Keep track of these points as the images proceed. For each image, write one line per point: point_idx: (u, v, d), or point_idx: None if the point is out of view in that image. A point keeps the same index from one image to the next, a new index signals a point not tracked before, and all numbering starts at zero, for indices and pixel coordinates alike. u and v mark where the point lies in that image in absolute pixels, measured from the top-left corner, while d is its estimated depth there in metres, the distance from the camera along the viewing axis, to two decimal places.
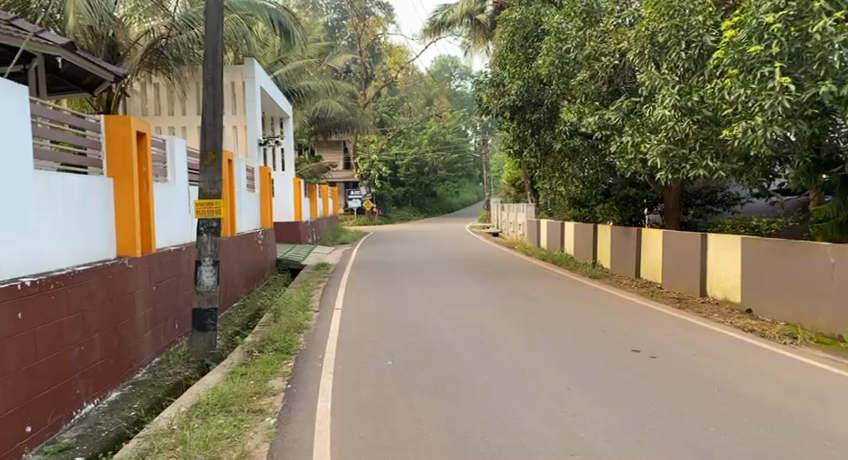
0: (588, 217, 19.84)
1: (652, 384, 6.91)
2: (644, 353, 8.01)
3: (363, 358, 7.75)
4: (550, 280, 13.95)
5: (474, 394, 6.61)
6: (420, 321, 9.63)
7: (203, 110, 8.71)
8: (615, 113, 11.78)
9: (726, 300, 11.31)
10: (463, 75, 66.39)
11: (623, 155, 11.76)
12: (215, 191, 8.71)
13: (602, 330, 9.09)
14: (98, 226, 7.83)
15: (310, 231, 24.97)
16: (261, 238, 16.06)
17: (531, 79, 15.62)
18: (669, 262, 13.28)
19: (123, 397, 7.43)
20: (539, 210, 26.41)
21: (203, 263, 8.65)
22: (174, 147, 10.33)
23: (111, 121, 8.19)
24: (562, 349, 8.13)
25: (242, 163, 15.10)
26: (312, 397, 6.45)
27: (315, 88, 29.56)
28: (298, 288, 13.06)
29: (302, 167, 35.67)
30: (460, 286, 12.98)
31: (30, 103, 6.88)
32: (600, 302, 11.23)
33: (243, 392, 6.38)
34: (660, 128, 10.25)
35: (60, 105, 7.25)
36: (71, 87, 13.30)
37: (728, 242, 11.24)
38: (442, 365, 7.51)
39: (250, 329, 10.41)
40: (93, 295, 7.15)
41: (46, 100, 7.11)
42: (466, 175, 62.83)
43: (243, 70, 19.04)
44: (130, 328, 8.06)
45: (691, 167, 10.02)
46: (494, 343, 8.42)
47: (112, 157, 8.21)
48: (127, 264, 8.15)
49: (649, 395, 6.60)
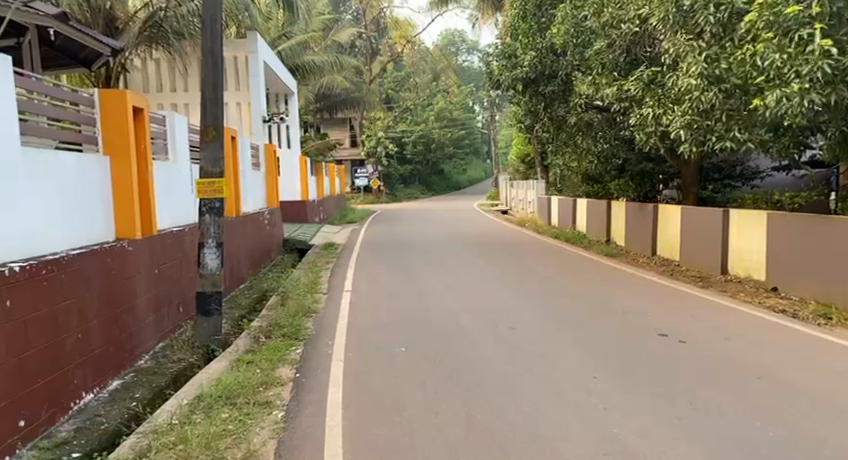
0: (601, 193, 19.39)
1: (684, 370, 6.50)
2: (671, 337, 7.59)
3: (375, 345, 7.36)
4: (566, 260, 13.54)
5: (495, 383, 6.21)
6: (433, 304, 9.24)
7: (203, 83, 8.21)
8: (634, 84, 11.29)
9: (748, 278, 10.90)
10: (470, 49, 65.26)
11: (643, 128, 11.34)
12: (217, 169, 8.27)
13: (625, 312, 8.69)
14: (95, 207, 7.42)
15: (317, 211, 24.63)
16: (268, 217, 15.72)
17: (544, 50, 15.07)
18: (687, 240, 12.82)
19: (124, 386, 7.03)
20: (549, 187, 25.95)
21: (206, 245, 8.25)
22: (174, 125, 9.92)
23: (106, 95, 7.78)
24: (585, 334, 7.72)
25: (246, 140, 14.70)
26: (321, 387, 6.05)
27: (319, 63, 28.98)
28: (305, 269, 12.71)
29: (307, 144, 35.22)
30: (473, 267, 12.59)
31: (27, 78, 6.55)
32: (620, 283, 10.78)
33: (250, 381, 6.01)
34: (684, 98, 9.85)
35: (59, 80, 6.88)
36: (68, 62, 12.90)
37: (752, 218, 10.76)
38: (458, 351, 7.13)
39: (257, 313, 10.05)
40: (90, 279, 6.75)
41: (44, 76, 6.75)
42: (474, 152, 62.22)
43: (246, 45, 18.47)
44: (131, 313, 7.68)
45: (716, 139, 9.68)
46: (512, 328, 8.02)
47: (109, 133, 7.79)
48: (127, 247, 7.77)
49: (682, 383, 6.18)
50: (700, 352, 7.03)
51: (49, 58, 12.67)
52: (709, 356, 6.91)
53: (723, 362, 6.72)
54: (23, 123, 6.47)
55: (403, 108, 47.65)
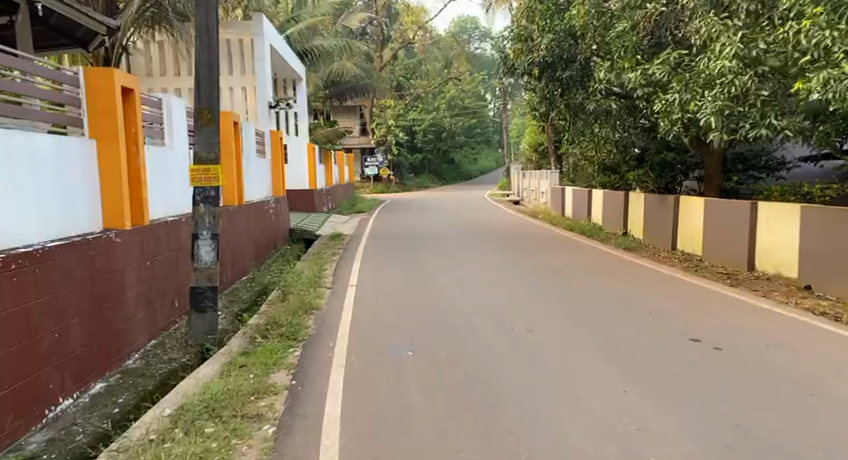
0: (619, 183, 18.74)
1: (721, 383, 5.86)
2: (704, 343, 6.93)
3: (380, 347, 6.77)
4: (583, 254, 12.91)
5: (513, 396, 5.60)
6: (443, 302, 8.64)
7: (196, 62, 7.63)
8: (660, 68, 10.68)
9: (779, 275, 10.23)
10: (483, 36, 64.24)
11: (667, 114, 10.62)
12: (211, 155, 7.68)
13: (650, 314, 8.04)
14: (75, 193, 6.82)
15: (325, 200, 24.04)
16: (272, 207, 15.12)
17: (562, 32, 14.28)
18: (710, 235, 12.12)
19: (107, 389, 6.44)
20: (562, 176, 25.17)
21: (200, 236, 7.67)
22: (171, 107, 9.33)
23: (90, 78, 7.19)
24: (608, 338, 7.09)
25: (250, 127, 14.08)
26: (318, 399, 5.47)
27: (329, 48, 28.26)
28: (309, 261, 12.13)
29: (316, 131, 34.61)
30: (485, 261, 11.97)
31: (25, 60, 6.40)
32: (642, 280, 10.15)
33: (240, 390, 5.46)
34: (715, 82, 9.18)
35: (59, 64, 6.69)
36: (65, 42, 12.34)
37: (785, 213, 10.06)
38: (470, 356, 6.53)
39: (257, 308, 9.47)
40: (70, 274, 6.18)
41: (45, 58, 6.59)
42: (484, 142, 61.43)
43: (251, 27, 17.90)
44: (118, 309, 7.07)
45: (751, 126, 9.00)
46: (528, 330, 7.40)
47: (93, 113, 7.17)
48: (114, 237, 7.16)
49: (721, 400, 5.53)
50: (738, 362, 6.36)
51: (44, 38, 12.13)
52: (749, 366, 6.26)
53: (765, 374, 6.06)
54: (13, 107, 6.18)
55: (413, 96, 46.88)
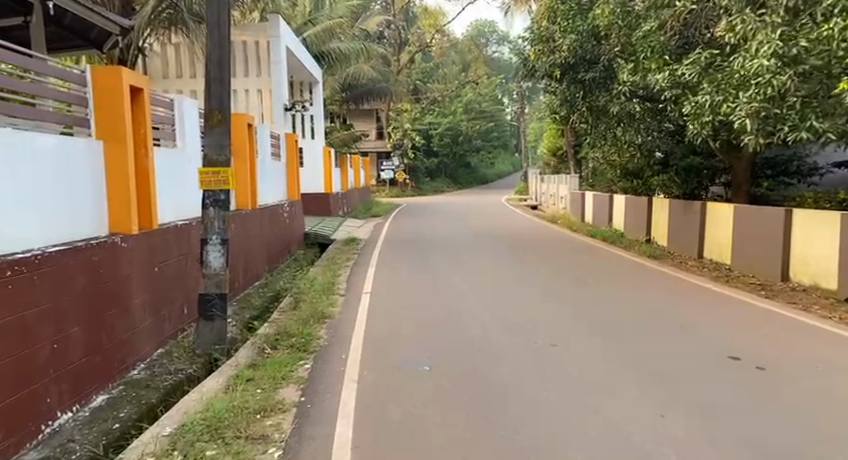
0: (641, 189, 18.25)
1: (767, 408, 5.41)
2: (745, 362, 6.47)
3: (396, 361, 6.38)
4: (607, 261, 12.45)
5: (539, 419, 5.20)
6: (463, 312, 8.23)
7: (208, 61, 7.30)
8: (689, 68, 10.20)
9: (815, 287, 9.72)
10: (500, 40, 63.81)
11: (697, 117, 10.15)
12: (222, 157, 7.33)
13: (684, 328, 7.58)
14: (79, 195, 6.47)
15: (340, 204, 23.73)
16: (287, 211, 14.79)
17: (585, 33, 13.80)
18: (739, 242, 11.62)
19: (109, 403, 6.08)
20: (581, 181, 24.68)
21: (210, 242, 7.32)
22: (183, 108, 9.00)
23: (98, 76, 6.84)
24: (639, 355, 6.65)
25: (265, 129, 13.75)
26: (328, 419, 5.09)
27: (346, 51, 27.96)
28: (323, 267, 11.78)
29: (332, 135, 34.31)
30: (505, 268, 11.56)
31: (41, 61, 6.12)
32: (669, 289, 9.69)
33: (244, 407, 5.10)
34: (750, 83, 8.73)
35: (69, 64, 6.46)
36: (79, 43, 12.09)
37: (821, 220, 9.60)
38: (491, 372, 6.13)
39: (267, 316, 9.11)
40: (70, 281, 5.82)
41: (58, 59, 6.36)
42: (501, 146, 60.96)
43: (268, 29, 17.62)
44: (123, 318, 6.71)
45: (790, 129, 8.59)
46: (554, 343, 6.98)
47: (100, 112, 6.83)
48: (120, 242, 6.81)
49: (769, 429, 5.09)
50: (784, 384, 5.92)
51: (58, 39, 11.89)
52: (796, 389, 5.80)
53: (815, 399, 5.60)
54: (18, 106, 5.89)
55: (430, 100, 46.54)
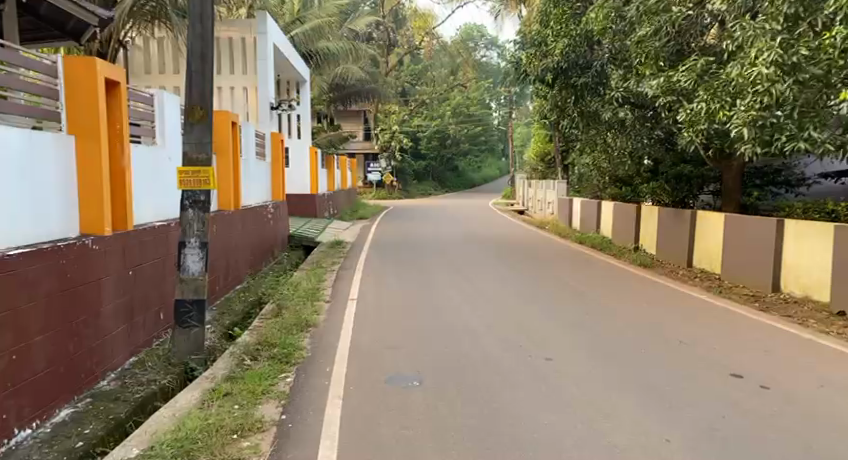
0: (630, 196, 18.13)
1: (776, 433, 5.18)
2: (748, 380, 6.24)
3: (383, 374, 6.08)
4: (597, 269, 12.24)
5: (536, 442, 4.97)
6: (453, 321, 7.95)
7: (188, 54, 6.97)
8: (685, 75, 9.97)
9: (807, 299, 9.56)
10: (488, 44, 63.64)
11: (691, 125, 9.94)
12: (203, 156, 7.00)
13: (683, 342, 7.35)
14: (47, 195, 6.15)
15: (326, 205, 23.40)
16: (271, 212, 14.44)
17: (579, 37, 13.31)
18: (729, 252, 11.42)
19: (74, 417, 5.77)
20: (569, 187, 24.52)
21: (188, 244, 6.98)
22: (163, 104, 8.64)
23: (71, 66, 6.52)
24: (639, 371, 6.39)
25: (250, 127, 13.41)
26: (310, 442, 4.80)
27: (335, 51, 27.62)
28: (308, 271, 11.46)
29: (319, 135, 33.96)
30: (494, 275, 11.30)
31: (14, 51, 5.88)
32: (663, 300, 9.46)
33: (219, 427, 4.79)
34: (745, 91, 8.56)
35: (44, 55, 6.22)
36: (56, 34, 11.66)
37: (814, 231, 9.43)
38: (484, 388, 5.86)
39: (248, 323, 8.79)
40: (33, 286, 5.51)
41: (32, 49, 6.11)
42: (488, 150, 60.87)
43: (254, 25, 17.23)
44: (92, 325, 6.38)
45: (787, 139, 8.46)
46: (548, 357, 6.72)
47: (72, 107, 6.49)
48: (92, 244, 6.48)
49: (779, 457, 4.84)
50: (790, 404, 5.70)
51: (34, 29, 11.45)
52: (806, 410, 5.57)
53: (826, 422, 5.36)
54: None
55: (419, 102, 46.31)
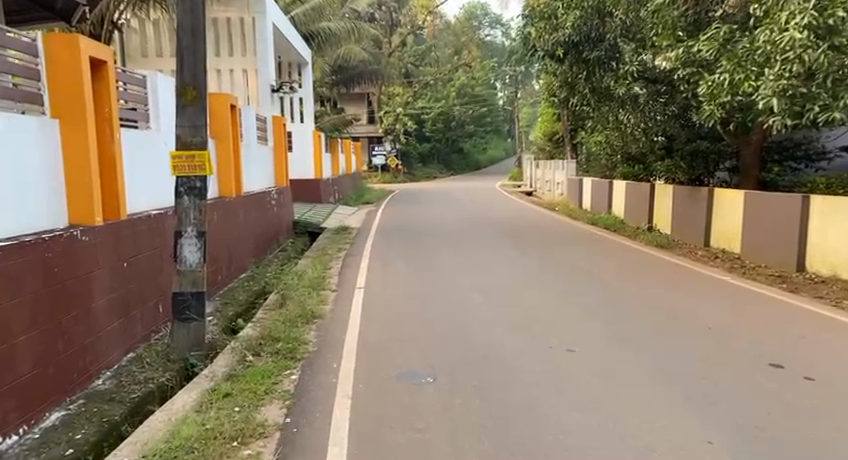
0: (641, 175, 17.66)
1: (827, 430, 4.71)
2: (788, 369, 5.80)
3: (394, 371, 5.67)
4: (612, 253, 11.78)
5: (561, 448, 4.50)
6: (467, 312, 7.52)
7: (178, 29, 6.50)
8: (706, 45, 9.48)
9: (836, 278, 9.09)
10: (493, 23, 62.63)
11: (712, 97, 9.42)
12: (197, 140, 6.55)
13: (713, 330, 6.87)
14: (32, 184, 5.74)
15: (331, 190, 22.97)
16: (274, 198, 14.00)
17: (589, 9, 12.53)
18: (750, 230, 10.93)
19: (65, 421, 5.40)
20: (578, 167, 23.96)
21: (183, 234, 6.55)
22: (156, 87, 8.16)
23: (51, 43, 6.05)
24: (669, 363, 5.94)
25: (251, 111, 12.94)
26: (316, 450, 4.39)
27: (336, 31, 26.98)
28: (313, 259, 11.04)
29: (322, 118, 33.44)
30: (506, 261, 10.86)
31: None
32: (686, 285, 9.00)
33: (217, 434, 4.40)
34: (773, 59, 8.07)
35: (27, 34, 5.81)
36: (45, 15, 11.18)
37: (844, 206, 8.92)
38: (503, 386, 5.42)
39: (251, 315, 8.38)
40: (15, 283, 5.13)
41: (15, 29, 5.70)
42: (493, 131, 60.16)
43: (252, 5, 16.68)
44: (84, 321, 5.99)
45: (821, 109, 7.96)
46: (570, 349, 6.29)
47: (56, 90, 6.04)
48: (82, 236, 6.06)
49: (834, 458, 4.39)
50: (837, 397, 5.24)
51: (22, 11, 10.98)
52: None
53: None
54: None
55: (423, 83, 45.58)
